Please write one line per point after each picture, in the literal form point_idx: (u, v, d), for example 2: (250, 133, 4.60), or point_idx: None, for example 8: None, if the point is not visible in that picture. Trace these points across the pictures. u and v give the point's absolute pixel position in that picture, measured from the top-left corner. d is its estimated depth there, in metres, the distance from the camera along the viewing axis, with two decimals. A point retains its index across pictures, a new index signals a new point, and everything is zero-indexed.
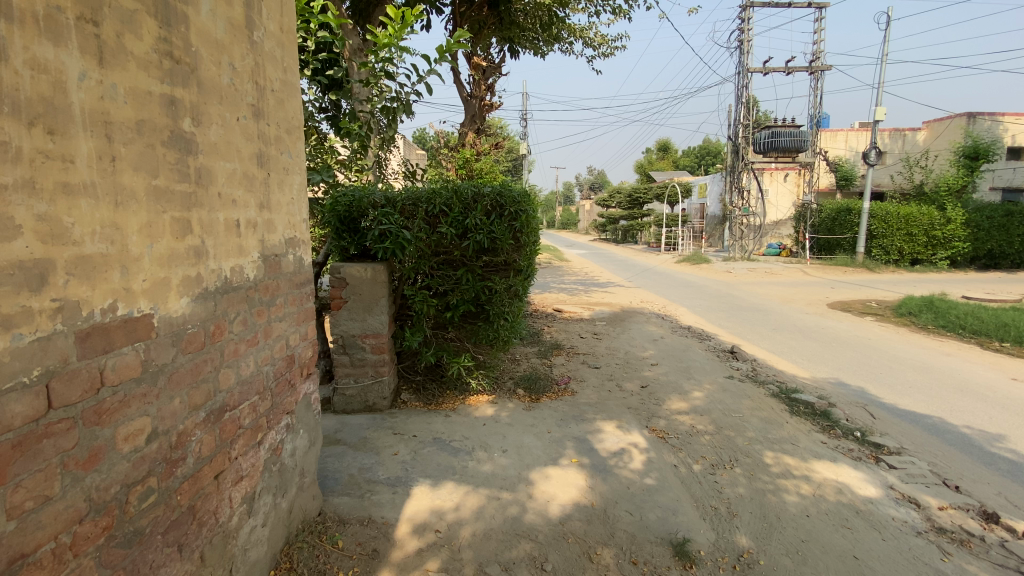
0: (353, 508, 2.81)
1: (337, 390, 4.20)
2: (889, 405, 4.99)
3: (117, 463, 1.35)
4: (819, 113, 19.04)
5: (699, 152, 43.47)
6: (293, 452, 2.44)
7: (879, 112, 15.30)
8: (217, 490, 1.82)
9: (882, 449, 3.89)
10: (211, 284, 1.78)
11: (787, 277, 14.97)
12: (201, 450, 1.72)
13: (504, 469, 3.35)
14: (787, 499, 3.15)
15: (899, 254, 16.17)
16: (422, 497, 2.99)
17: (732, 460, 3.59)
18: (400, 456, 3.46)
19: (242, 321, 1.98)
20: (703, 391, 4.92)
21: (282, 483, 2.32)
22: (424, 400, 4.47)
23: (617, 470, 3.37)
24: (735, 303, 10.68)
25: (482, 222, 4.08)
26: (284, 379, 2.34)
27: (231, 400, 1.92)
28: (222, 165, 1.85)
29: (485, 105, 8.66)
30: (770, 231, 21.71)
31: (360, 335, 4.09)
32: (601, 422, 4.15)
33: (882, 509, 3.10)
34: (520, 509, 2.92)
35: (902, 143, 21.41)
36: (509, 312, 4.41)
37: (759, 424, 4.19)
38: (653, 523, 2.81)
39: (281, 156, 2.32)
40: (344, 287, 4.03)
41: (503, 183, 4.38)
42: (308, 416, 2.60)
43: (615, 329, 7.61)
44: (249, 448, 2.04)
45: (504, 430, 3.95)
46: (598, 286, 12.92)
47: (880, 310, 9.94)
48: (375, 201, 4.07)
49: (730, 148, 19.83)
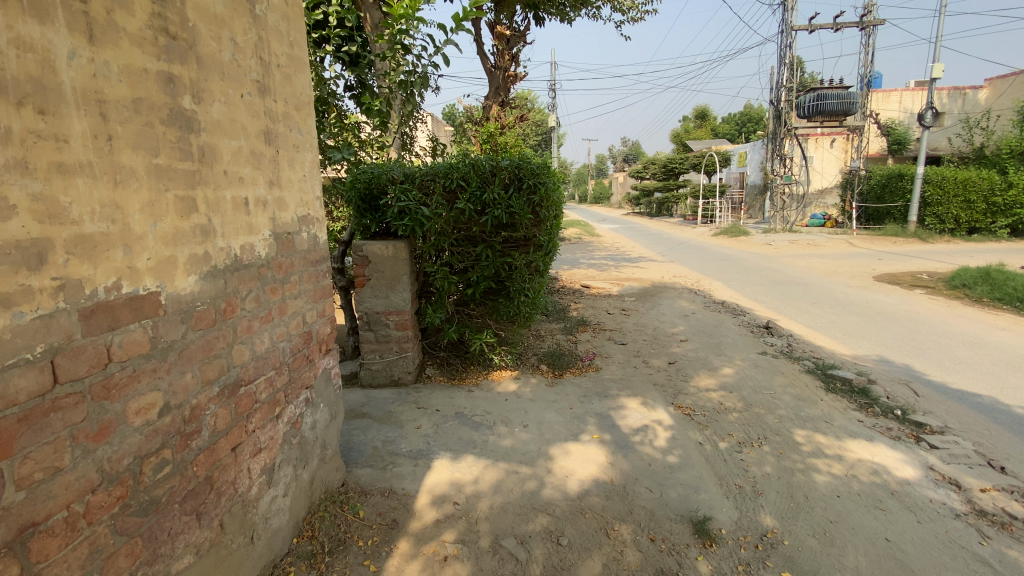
0: (375, 479, 2.88)
1: (363, 365, 4.27)
2: (935, 383, 4.71)
3: (129, 436, 1.40)
4: (870, 73, 17.77)
5: (740, 119, 41.57)
6: (314, 426, 2.50)
7: (936, 69, 14.18)
8: (235, 462, 1.88)
9: (924, 429, 3.67)
10: (220, 262, 1.80)
11: (830, 248, 14.24)
12: (216, 423, 1.77)
13: (524, 444, 3.36)
14: (817, 478, 3.03)
15: (956, 223, 15.09)
16: (442, 469, 3.03)
17: (760, 438, 3.48)
18: (422, 430, 3.52)
19: (255, 298, 2.01)
20: (733, 367, 4.78)
21: (303, 455, 2.39)
22: (449, 374, 4.52)
23: (639, 446, 3.32)
24: (773, 277, 10.27)
25: (501, 197, 4.00)
26: (302, 355, 2.39)
27: (247, 374, 1.96)
28: (227, 143, 1.86)
29: (509, 76, 8.46)
30: (814, 200, 20.66)
31: (384, 312, 4.14)
32: (625, 398, 4.09)
33: (919, 490, 2.94)
34: (538, 483, 2.92)
35: (963, 102, 19.84)
36: (529, 288, 4.38)
37: (791, 401, 4.02)
38: (673, 500, 2.76)
39: (291, 133, 2.32)
40: (366, 265, 4.06)
41: (523, 155, 4.27)
42: (328, 390, 2.65)
43: (644, 305, 7.45)
44: (267, 422, 2.10)
45: (525, 406, 3.94)
46: (630, 261, 12.66)
47: (931, 282, 9.34)
48: (394, 177, 4.05)
49: (772, 113, 18.84)
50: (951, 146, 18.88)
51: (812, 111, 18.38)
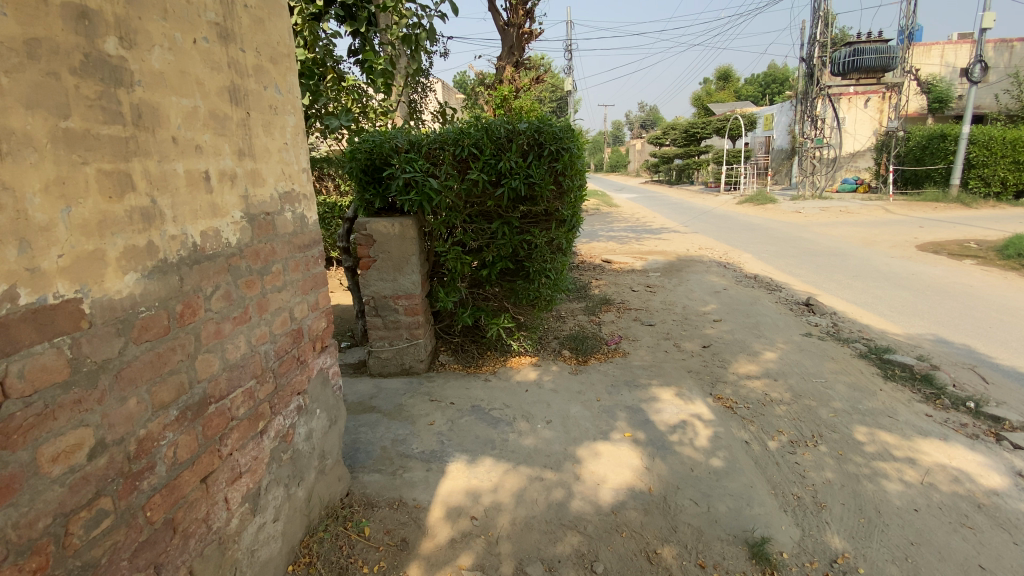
0: (383, 487, 2.57)
1: (371, 353, 3.95)
2: (1004, 367, 4.21)
3: (44, 491, 1.11)
4: (913, 24, 16.46)
5: (765, 80, 39.79)
6: (309, 436, 2.17)
7: (987, 19, 12.92)
8: (206, 495, 1.58)
9: (1003, 425, 3.19)
10: (172, 255, 1.44)
11: (864, 215, 13.40)
12: (175, 455, 1.45)
13: (548, 444, 3.01)
14: (888, 487, 2.63)
15: (1001, 185, 14.04)
16: (458, 476, 2.70)
17: (815, 436, 3.07)
18: (436, 426, 3.19)
19: (225, 295, 1.65)
20: (776, 352, 4.34)
21: (296, 471, 2.07)
22: (464, 361, 4.19)
23: (678, 447, 2.95)
24: (806, 247, 9.67)
25: (518, 165, 3.55)
26: (290, 357, 2.03)
27: (217, 390, 1.61)
28: (175, 102, 1.47)
29: (524, 34, 7.84)
30: (845, 164, 19.57)
31: (392, 296, 3.79)
32: (657, 389, 3.70)
33: (1010, 503, 2.50)
34: (566, 493, 2.57)
35: (1009, 56, 18.38)
36: (551, 268, 3.97)
37: (845, 392, 3.60)
38: (723, 515, 2.40)
39: (265, 91, 1.91)
40: (371, 245, 3.69)
41: (542, 117, 3.78)
42: (325, 393, 2.31)
43: (671, 280, 6.98)
44: (248, 441, 1.77)
45: (548, 398, 3.59)
46: (651, 232, 12.11)
47: (981, 251, 8.65)
48: (398, 146, 3.61)
49: (803, 72, 17.70)
50: (997, 104, 17.59)
51: (848, 67, 17.22)
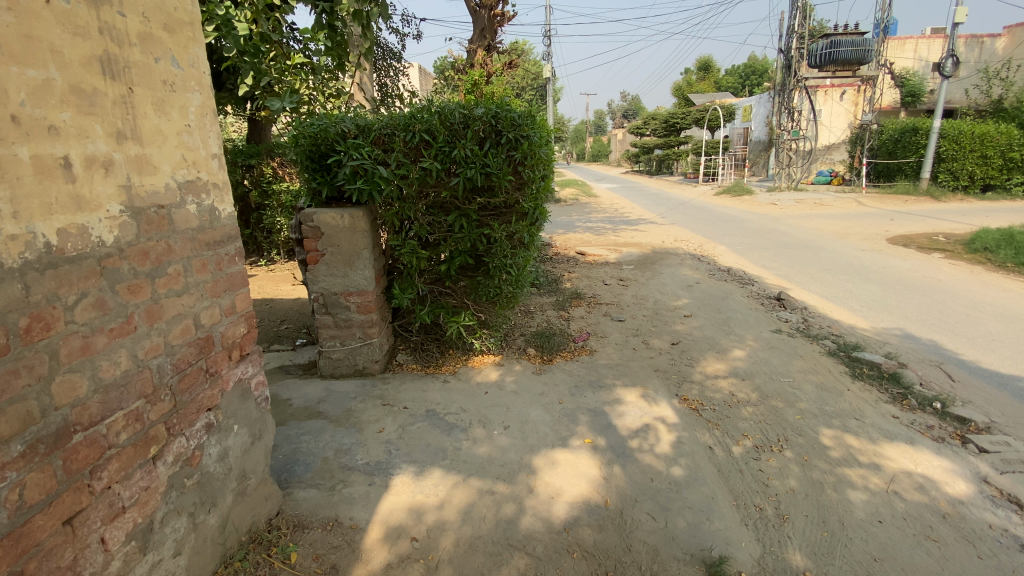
0: (319, 506, 2.35)
1: (322, 354, 3.70)
2: (970, 364, 4.17)
3: None
4: (888, 17, 16.60)
5: (745, 71, 39.93)
6: (223, 456, 1.94)
7: (959, 14, 13.05)
8: (73, 537, 1.35)
9: (969, 427, 3.11)
10: (10, 257, 1.20)
11: (838, 208, 13.52)
12: (23, 497, 1.22)
13: (503, 453, 2.83)
14: (852, 496, 2.51)
15: (970, 179, 14.26)
16: (402, 491, 2.50)
17: (781, 441, 2.95)
18: (385, 434, 2.98)
19: (98, 303, 1.42)
20: (745, 349, 4.24)
21: (205, 496, 1.84)
22: (422, 361, 3.96)
23: (639, 455, 2.80)
24: (780, 239, 9.66)
25: (474, 153, 3.32)
26: (195, 369, 1.80)
27: (86, 416, 1.39)
28: (16, 72, 1.22)
29: (495, 16, 7.55)
30: (820, 156, 19.75)
31: (342, 292, 3.54)
32: (622, 390, 3.55)
33: (976, 512, 2.41)
34: (517, 508, 2.40)
35: (979, 52, 18.70)
36: (512, 264, 3.77)
37: (813, 392, 3.50)
38: (681, 531, 2.25)
39: (155, 64, 1.65)
40: (319, 238, 3.44)
41: (501, 103, 3.56)
42: (246, 407, 2.08)
43: (644, 274, 6.85)
44: (134, 470, 1.54)
45: (508, 400, 3.41)
46: (627, 223, 12.00)
47: (949, 244, 8.73)
48: (345, 130, 3.35)
49: (781, 63, 17.69)
50: (968, 99, 17.86)
51: (824, 59, 17.38)
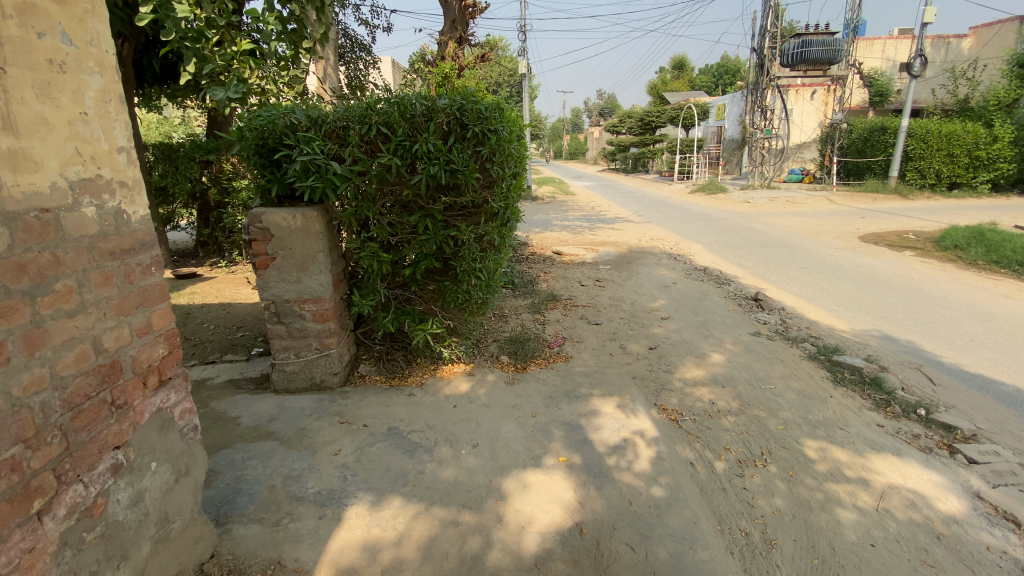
0: (260, 546, 2.09)
1: (275, 366, 3.41)
2: (949, 366, 4.12)
3: None
4: (858, 18, 16.88)
5: (718, 70, 40.41)
6: (137, 501, 1.66)
7: (926, 14, 13.28)
8: None
9: (955, 435, 3.02)
10: None
11: (810, 206, 13.66)
12: None
13: (470, 476, 2.60)
14: (842, 517, 2.37)
15: (936, 177, 14.59)
16: (356, 524, 2.25)
17: (765, 454, 2.80)
18: (340, 457, 2.71)
19: None
20: (724, 354, 4.10)
21: (113, 550, 1.56)
22: (387, 372, 3.70)
23: (617, 474, 2.60)
24: (755, 238, 9.66)
25: (437, 148, 3.07)
26: (96, 402, 1.53)
27: None
28: None
29: (467, 7, 7.28)
30: (792, 155, 20.02)
31: (296, 300, 3.25)
32: (598, 401, 3.35)
33: (972, 533, 2.29)
34: (484, 542, 2.18)
35: (943, 53, 19.21)
36: (481, 268, 3.53)
37: (795, 399, 3.37)
38: (663, 563, 2.06)
39: (38, 40, 1.36)
40: (269, 240, 3.14)
41: (466, 95, 3.32)
42: (167, 441, 1.80)
43: (621, 274, 6.69)
44: (8, 533, 1.27)
45: (477, 415, 3.18)
46: (604, 222, 11.87)
47: (919, 241, 8.85)
48: (296, 122, 3.07)
49: (753, 62, 17.83)
50: (933, 99, 18.33)
51: (796, 59, 17.66)
